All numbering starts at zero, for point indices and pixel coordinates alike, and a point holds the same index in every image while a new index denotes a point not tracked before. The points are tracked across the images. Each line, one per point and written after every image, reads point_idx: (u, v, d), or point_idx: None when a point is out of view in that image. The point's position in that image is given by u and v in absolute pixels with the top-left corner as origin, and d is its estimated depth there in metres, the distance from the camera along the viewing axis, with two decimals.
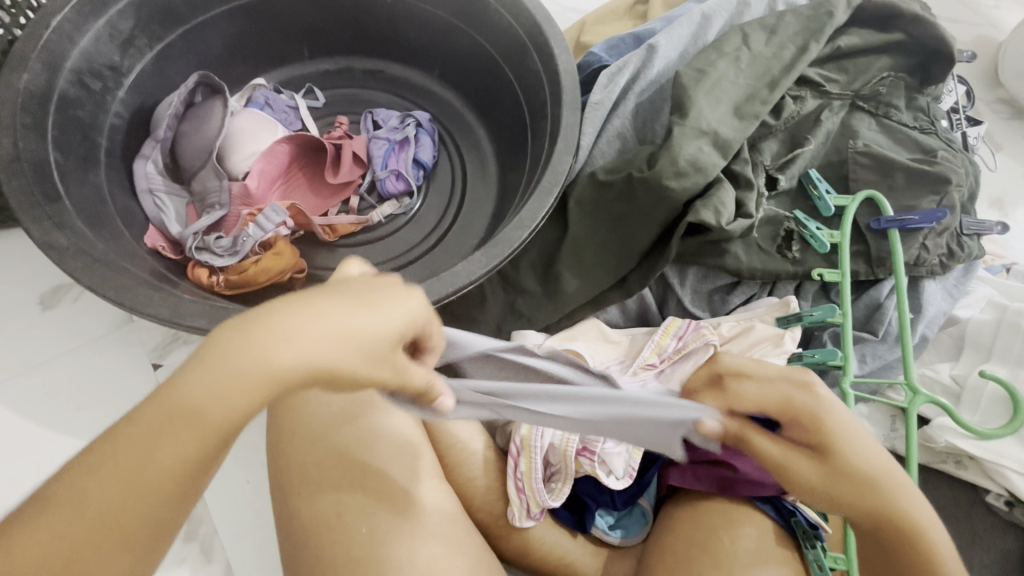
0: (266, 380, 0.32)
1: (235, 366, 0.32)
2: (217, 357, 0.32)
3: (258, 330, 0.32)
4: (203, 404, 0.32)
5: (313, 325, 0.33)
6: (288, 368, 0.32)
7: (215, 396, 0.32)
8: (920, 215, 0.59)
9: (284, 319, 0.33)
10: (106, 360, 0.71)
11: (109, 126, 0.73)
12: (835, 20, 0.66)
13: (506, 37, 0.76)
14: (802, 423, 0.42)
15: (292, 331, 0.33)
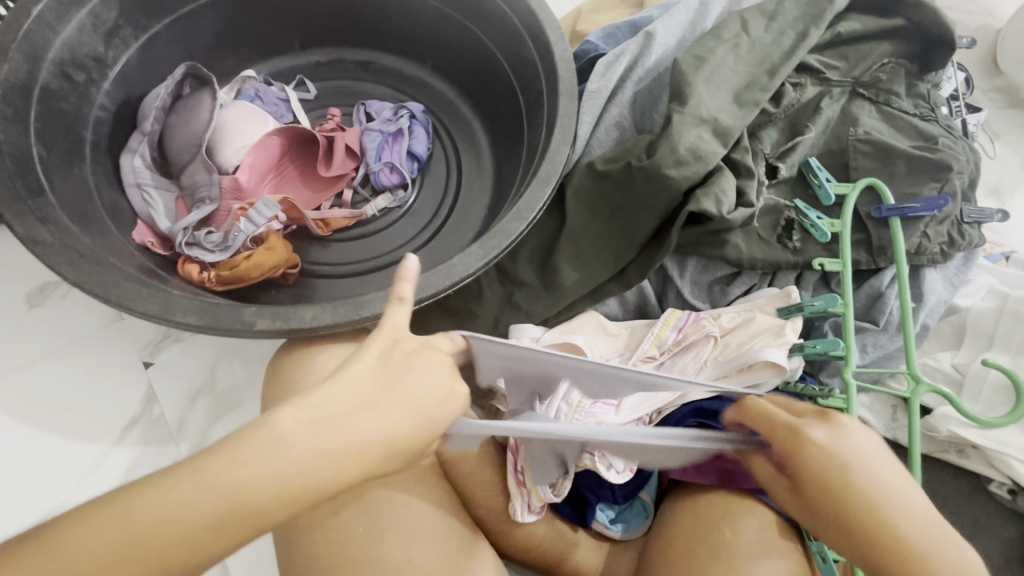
0: (320, 481, 0.32)
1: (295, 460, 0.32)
2: (277, 448, 0.32)
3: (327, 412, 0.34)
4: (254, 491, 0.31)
5: (374, 420, 0.34)
6: (344, 469, 0.33)
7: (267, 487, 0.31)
8: (921, 203, 0.59)
9: (352, 422, 0.34)
10: (96, 359, 0.70)
11: (95, 118, 0.71)
12: (835, 5, 0.65)
13: (500, 25, 0.75)
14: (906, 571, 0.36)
15: (360, 425, 0.34)
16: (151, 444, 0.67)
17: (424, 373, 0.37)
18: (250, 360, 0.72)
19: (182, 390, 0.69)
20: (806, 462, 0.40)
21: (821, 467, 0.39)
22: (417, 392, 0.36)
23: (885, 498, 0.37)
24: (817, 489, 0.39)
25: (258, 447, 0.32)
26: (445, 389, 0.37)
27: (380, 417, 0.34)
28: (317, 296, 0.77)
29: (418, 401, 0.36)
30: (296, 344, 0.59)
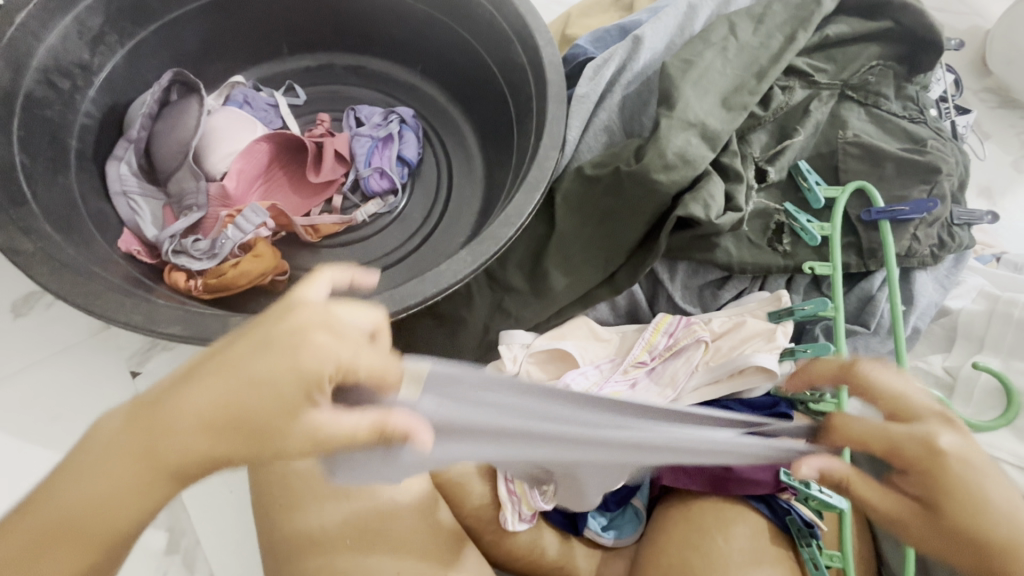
0: (158, 470, 0.33)
1: (132, 462, 0.33)
2: (114, 450, 0.34)
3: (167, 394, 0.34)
4: (101, 505, 0.33)
5: (199, 406, 0.33)
6: (172, 439, 0.33)
7: (120, 499, 0.33)
8: (911, 205, 0.59)
9: (178, 396, 0.34)
10: (83, 369, 0.69)
11: (79, 126, 0.71)
12: (822, 8, 0.64)
13: (489, 30, 0.75)
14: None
15: (181, 405, 0.33)
16: None
17: (255, 348, 0.34)
18: None
19: None
20: (937, 472, 0.39)
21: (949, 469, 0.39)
22: (254, 364, 0.34)
23: (1011, 516, 0.39)
24: (955, 503, 0.38)
25: (99, 440, 0.34)
26: (298, 353, 0.33)
27: (197, 398, 0.33)
28: None
29: (264, 373, 0.33)
30: None
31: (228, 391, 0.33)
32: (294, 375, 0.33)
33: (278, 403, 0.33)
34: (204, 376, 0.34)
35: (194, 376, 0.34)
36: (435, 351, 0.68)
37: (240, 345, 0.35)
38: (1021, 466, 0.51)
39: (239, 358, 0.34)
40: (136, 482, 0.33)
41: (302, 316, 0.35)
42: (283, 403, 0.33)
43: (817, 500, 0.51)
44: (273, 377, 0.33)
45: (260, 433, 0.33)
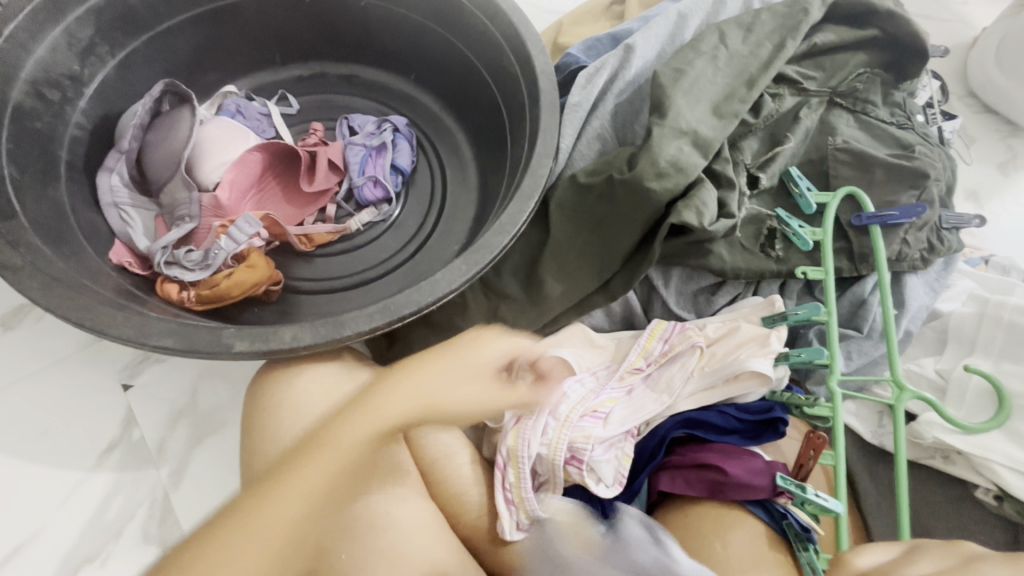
0: (392, 418, 0.50)
1: (370, 414, 0.49)
2: (352, 418, 0.49)
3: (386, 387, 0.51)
4: (340, 440, 0.48)
5: (434, 382, 0.52)
6: (410, 400, 0.51)
7: (355, 439, 0.48)
8: (899, 210, 0.60)
9: (414, 378, 0.52)
10: (74, 382, 0.68)
11: (70, 137, 0.70)
12: (810, 17, 0.65)
13: (481, 39, 0.75)
14: None
15: (428, 382, 0.52)
16: (131, 468, 0.65)
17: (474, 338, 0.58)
18: (233, 380, 0.70)
19: (164, 412, 0.68)
20: None
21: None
22: (471, 352, 0.56)
23: None
24: None
25: (340, 428, 0.48)
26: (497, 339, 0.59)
27: (444, 377, 0.53)
28: (300, 313, 0.76)
29: (474, 362, 0.55)
30: (280, 363, 0.59)
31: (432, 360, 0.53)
32: (486, 360, 0.56)
33: (466, 377, 0.54)
34: (446, 361, 0.54)
35: (413, 370, 0.53)
36: None
37: (447, 347, 0.56)
38: (1014, 468, 0.51)
39: (448, 356, 0.55)
40: (369, 426, 0.49)
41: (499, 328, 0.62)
42: (490, 379, 0.55)
43: (813, 503, 0.51)
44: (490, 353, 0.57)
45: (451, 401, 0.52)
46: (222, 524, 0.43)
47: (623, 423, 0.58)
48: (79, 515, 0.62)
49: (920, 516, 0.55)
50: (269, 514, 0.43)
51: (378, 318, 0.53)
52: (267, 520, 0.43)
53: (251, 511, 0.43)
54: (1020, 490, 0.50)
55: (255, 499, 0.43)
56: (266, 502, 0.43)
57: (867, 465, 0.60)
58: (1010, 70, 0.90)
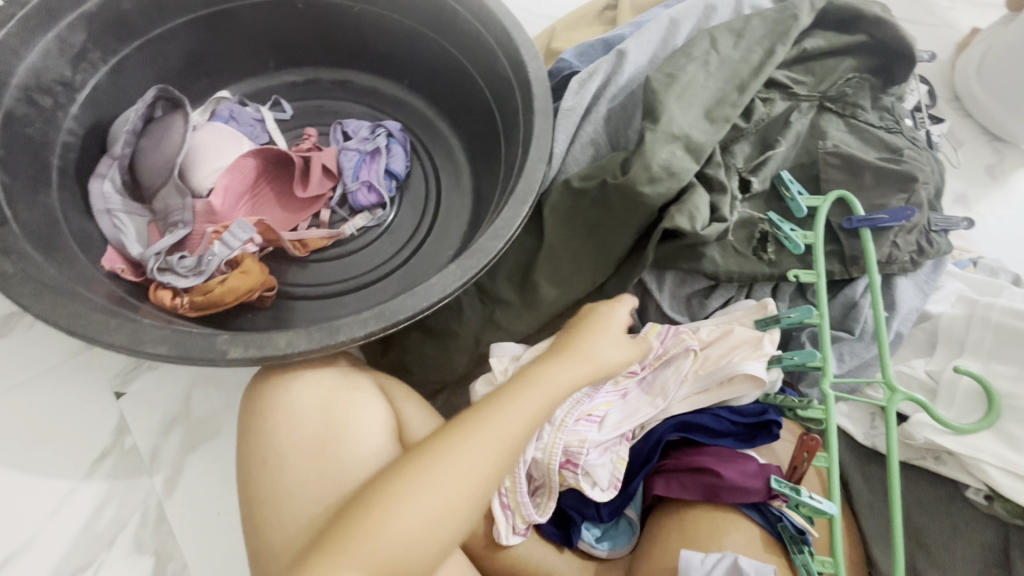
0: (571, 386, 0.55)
1: (552, 382, 0.54)
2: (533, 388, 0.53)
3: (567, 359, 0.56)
4: (530, 400, 0.52)
5: (588, 350, 0.57)
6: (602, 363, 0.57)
7: (537, 403, 0.52)
8: (890, 213, 0.59)
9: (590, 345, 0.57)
10: (65, 390, 0.67)
11: (62, 143, 0.70)
12: (800, 23, 0.66)
13: (475, 44, 0.75)
14: None
15: (591, 349, 0.57)
16: (124, 476, 0.64)
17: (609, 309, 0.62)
18: (227, 387, 0.70)
19: (157, 420, 0.68)
20: None
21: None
22: (617, 323, 0.60)
23: None
24: None
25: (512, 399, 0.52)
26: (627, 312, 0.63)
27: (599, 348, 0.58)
28: (295, 318, 0.76)
29: (620, 333, 0.60)
30: (276, 369, 0.58)
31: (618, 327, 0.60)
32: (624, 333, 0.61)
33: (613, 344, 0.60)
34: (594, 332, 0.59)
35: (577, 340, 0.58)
36: (426, 365, 0.68)
37: (586, 318, 0.60)
38: (1004, 468, 0.52)
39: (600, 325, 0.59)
40: (551, 390, 0.53)
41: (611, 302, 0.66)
42: (629, 346, 0.60)
43: (807, 506, 0.51)
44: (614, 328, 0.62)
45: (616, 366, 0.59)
46: (394, 476, 0.47)
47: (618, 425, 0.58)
48: (71, 524, 0.62)
49: (913, 516, 0.56)
50: (435, 478, 0.46)
51: (373, 324, 0.53)
52: (436, 487, 0.46)
53: (413, 480, 0.46)
54: (1009, 490, 0.51)
55: (450, 453, 0.48)
56: (457, 458, 0.47)
57: (860, 465, 0.60)
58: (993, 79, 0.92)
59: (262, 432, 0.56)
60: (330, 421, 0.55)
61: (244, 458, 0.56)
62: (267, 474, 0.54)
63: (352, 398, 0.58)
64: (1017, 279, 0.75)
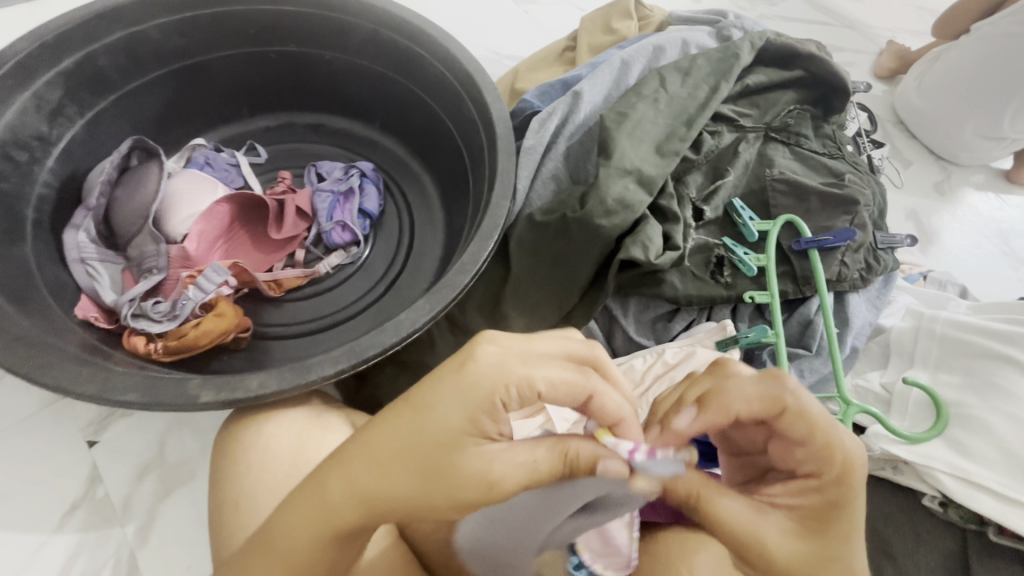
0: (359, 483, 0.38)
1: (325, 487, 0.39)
2: (310, 495, 0.39)
3: (356, 450, 0.39)
4: (296, 526, 0.39)
5: (391, 433, 0.38)
6: (398, 442, 0.38)
7: (301, 521, 0.39)
8: (834, 235, 0.64)
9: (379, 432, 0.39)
10: (36, 442, 0.67)
11: (36, 196, 0.71)
12: (741, 61, 0.71)
13: (441, 86, 0.79)
14: (822, 458, 0.39)
15: (368, 462, 0.38)
16: (95, 528, 0.64)
17: (442, 378, 0.39)
18: (203, 430, 0.70)
19: (129, 468, 0.67)
20: (837, 501, 0.39)
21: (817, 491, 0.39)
22: (450, 393, 0.38)
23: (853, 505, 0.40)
24: (843, 500, 0.39)
25: (282, 513, 0.40)
26: (484, 396, 0.37)
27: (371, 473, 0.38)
28: (270, 358, 0.77)
29: (456, 403, 0.38)
30: (247, 412, 0.59)
31: (450, 394, 0.38)
32: (447, 424, 0.37)
33: (444, 416, 0.38)
34: (384, 434, 0.39)
35: (355, 449, 0.39)
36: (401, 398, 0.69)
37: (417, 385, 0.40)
38: (953, 474, 0.53)
39: (426, 394, 0.38)
40: (328, 496, 0.39)
41: (585, 374, 0.39)
42: (474, 415, 0.38)
43: None
44: (463, 393, 0.38)
45: (445, 446, 0.37)
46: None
47: (629, 545, 0.48)
48: None
49: (877, 527, 0.57)
50: None
51: (344, 361, 0.54)
52: None
53: None
54: (961, 495, 0.52)
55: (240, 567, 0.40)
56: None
57: None
58: (947, 94, 1.01)
59: (236, 474, 0.56)
60: (304, 460, 0.56)
61: (216, 504, 0.56)
62: (235, 519, 0.54)
63: (325, 437, 0.58)
64: (963, 290, 0.79)
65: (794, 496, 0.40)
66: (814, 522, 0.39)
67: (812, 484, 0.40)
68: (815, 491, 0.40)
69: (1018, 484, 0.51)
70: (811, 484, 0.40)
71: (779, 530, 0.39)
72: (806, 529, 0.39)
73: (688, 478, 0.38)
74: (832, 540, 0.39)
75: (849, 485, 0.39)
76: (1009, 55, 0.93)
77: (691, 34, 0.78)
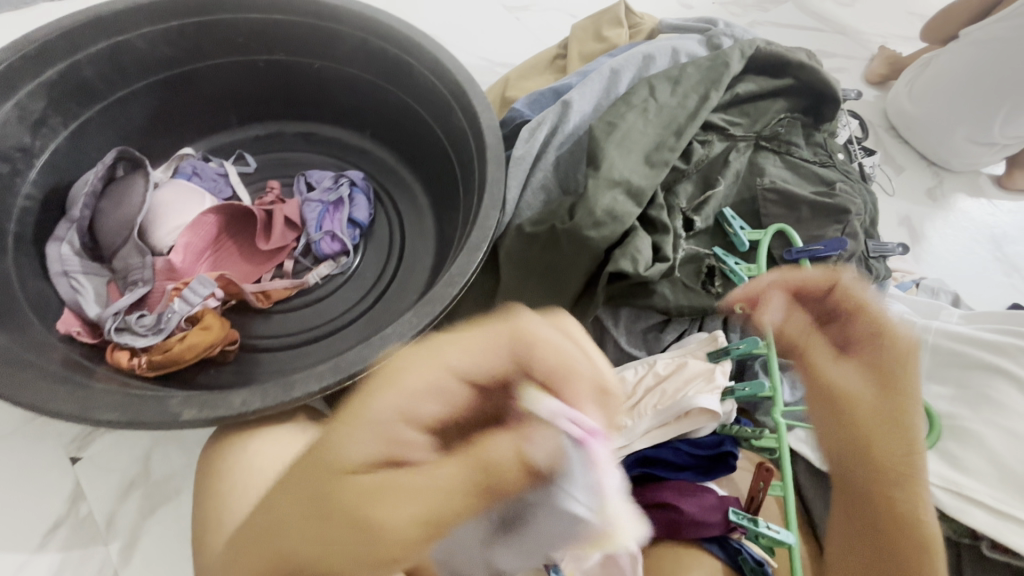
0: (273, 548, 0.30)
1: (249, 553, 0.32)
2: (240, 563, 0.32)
3: (274, 503, 0.31)
4: None
5: (300, 478, 0.30)
6: (303, 491, 0.29)
7: None
8: (825, 244, 0.63)
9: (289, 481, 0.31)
10: (18, 459, 0.66)
11: (19, 209, 0.70)
12: (731, 69, 0.71)
13: (430, 95, 0.79)
14: (869, 330, 0.50)
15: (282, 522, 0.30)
16: (77, 547, 0.62)
17: (354, 397, 0.30)
18: (189, 445, 0.69)
19: (112, 485, 0.66)
20: (897, 358, 0.49)
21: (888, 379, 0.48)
22: (355, 418, 0.29)
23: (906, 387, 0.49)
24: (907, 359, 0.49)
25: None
26: (399, 390, 0.29)
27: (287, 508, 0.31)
28: (258, 372, 0.76)
29: (364, 428, 0.29)
30: (232, 429, 0.58)
31: (355, 411, 0.29)
32: (351, 456, 0.28)
33: (350, 444, 0.29)
34: (293, 482, 0.30)
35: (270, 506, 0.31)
36: None
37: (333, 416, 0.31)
38: (947, 487, 0.52)
39: (335, 422, 0.30)
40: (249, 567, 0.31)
41: (505, 323, 0.30)
42: (387, 437, 0.29)
43: (766, 537, 0.52)
44: (374, 411, 0.29)
45: (352, 488, 0.28)
46: None
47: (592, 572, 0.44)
48: None
49: None
50: None
51: (329, 377, 0.53)
52: None
53: None
54: (954, 510, 0.51)
55: None
56: None
57: (818, 492, 0.61)
58: (938, 101, 1.01)
59: (220, 492, 0.55)
60: None
61: (199, 522, 0.55)
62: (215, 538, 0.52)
63: None
64: (955, 298, 0.79)
65: (844, 358, 0.50)
66: (885, 377, 0.49)
67: (881, 352, 0.49)
68: (879, 350, 0.49)
69: (1009, 498, 0.51)
70: (879, 348, 0.49)
71: (859, 381, 0.49)
72: (872, 384, 0.49)
73: (795, 322, 0.52)
74: (879, 400, 0.48)
75: (898, 360, 0.49)
76: (1001, 65, 0.94)
77: (681, 43, 0.78)
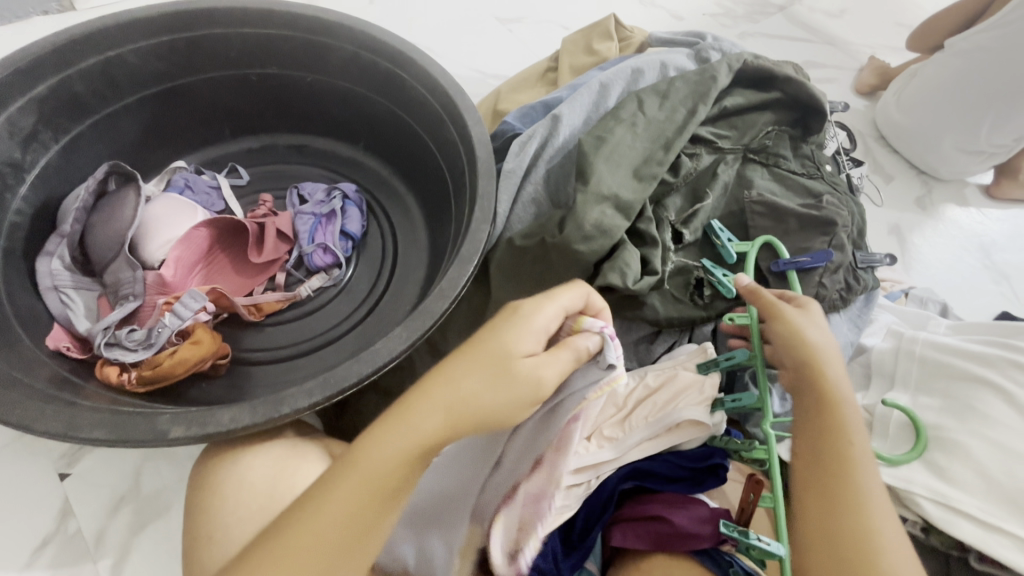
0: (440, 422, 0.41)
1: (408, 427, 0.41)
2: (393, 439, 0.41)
3: (435, 388, 0.42)
4: (377, 457, 0.40)
5: (470, 370, 0.42)
6: (472, 381, 0.42)
7: (386, 459, 0.40)
8: (812, 256, 0.64)
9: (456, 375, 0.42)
10: (7, 475, 0.65)
11: (8, 225, 0.70)
12: (718, 83, 0.71)
13: (422, 108, 0.79)
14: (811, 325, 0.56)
15: (453, 397, 0.42)
16: (65, 564, 0.62)
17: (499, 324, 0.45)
18: (180, 460, 0.69)
19: (101, 502, 0.65)
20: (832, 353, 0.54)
21: (820, 363, 0.51)
22: (509, 332, 0.44)
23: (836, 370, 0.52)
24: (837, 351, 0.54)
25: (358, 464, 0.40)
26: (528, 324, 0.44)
27: (461, 391, 0.42)
28: (251, 385, 0.76)
29: (518, 338, 0.43)
30: (223, 446, 0.58)
31: (508, 327, 0.44)
32: (508, 352, 0.43)
33: (499, 353, 0.43)
34: (460, 372, 0.42)
35: (430, 391, 0.42)
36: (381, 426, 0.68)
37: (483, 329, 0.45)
38: (934, 499, 0.53)
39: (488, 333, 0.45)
40: (403, 444, 0.40)
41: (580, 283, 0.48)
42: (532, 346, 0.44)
43: (756, 549, 0.51)
44: (528, 330, 0.44)
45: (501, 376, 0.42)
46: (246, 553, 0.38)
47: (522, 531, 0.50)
48: None
49: None
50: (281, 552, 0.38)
51: (318, 393, 0.53)
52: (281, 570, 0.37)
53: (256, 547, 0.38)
54: (941, 521, 0.52)
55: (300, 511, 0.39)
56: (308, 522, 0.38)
57: None
58: (926, 112, 1.03)
59: (210, 508, 0.55)
60: (280, 491, 0.55)
61: (190, 539, 0.54)
62: (207, 552, 0.52)
63: (302, 467, 0.57)
64: (944, 308, 0.79)
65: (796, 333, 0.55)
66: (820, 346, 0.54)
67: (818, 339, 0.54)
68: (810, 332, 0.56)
69: (997, 510, 0.51)
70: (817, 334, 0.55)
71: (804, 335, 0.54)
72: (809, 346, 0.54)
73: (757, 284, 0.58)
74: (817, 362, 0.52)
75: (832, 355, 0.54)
76: (987, 76, 0.96)
77: (670, 57, 0.79)
